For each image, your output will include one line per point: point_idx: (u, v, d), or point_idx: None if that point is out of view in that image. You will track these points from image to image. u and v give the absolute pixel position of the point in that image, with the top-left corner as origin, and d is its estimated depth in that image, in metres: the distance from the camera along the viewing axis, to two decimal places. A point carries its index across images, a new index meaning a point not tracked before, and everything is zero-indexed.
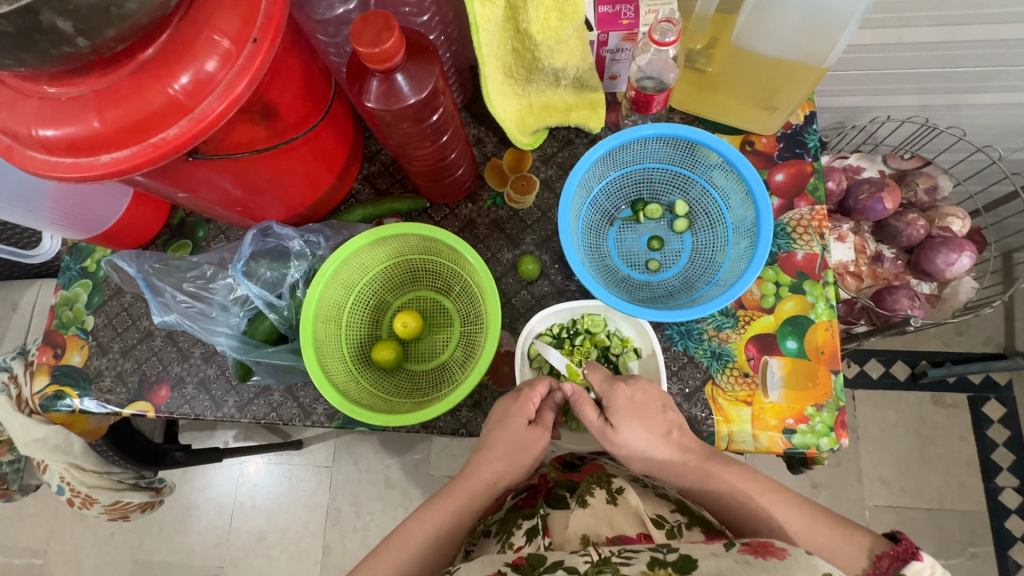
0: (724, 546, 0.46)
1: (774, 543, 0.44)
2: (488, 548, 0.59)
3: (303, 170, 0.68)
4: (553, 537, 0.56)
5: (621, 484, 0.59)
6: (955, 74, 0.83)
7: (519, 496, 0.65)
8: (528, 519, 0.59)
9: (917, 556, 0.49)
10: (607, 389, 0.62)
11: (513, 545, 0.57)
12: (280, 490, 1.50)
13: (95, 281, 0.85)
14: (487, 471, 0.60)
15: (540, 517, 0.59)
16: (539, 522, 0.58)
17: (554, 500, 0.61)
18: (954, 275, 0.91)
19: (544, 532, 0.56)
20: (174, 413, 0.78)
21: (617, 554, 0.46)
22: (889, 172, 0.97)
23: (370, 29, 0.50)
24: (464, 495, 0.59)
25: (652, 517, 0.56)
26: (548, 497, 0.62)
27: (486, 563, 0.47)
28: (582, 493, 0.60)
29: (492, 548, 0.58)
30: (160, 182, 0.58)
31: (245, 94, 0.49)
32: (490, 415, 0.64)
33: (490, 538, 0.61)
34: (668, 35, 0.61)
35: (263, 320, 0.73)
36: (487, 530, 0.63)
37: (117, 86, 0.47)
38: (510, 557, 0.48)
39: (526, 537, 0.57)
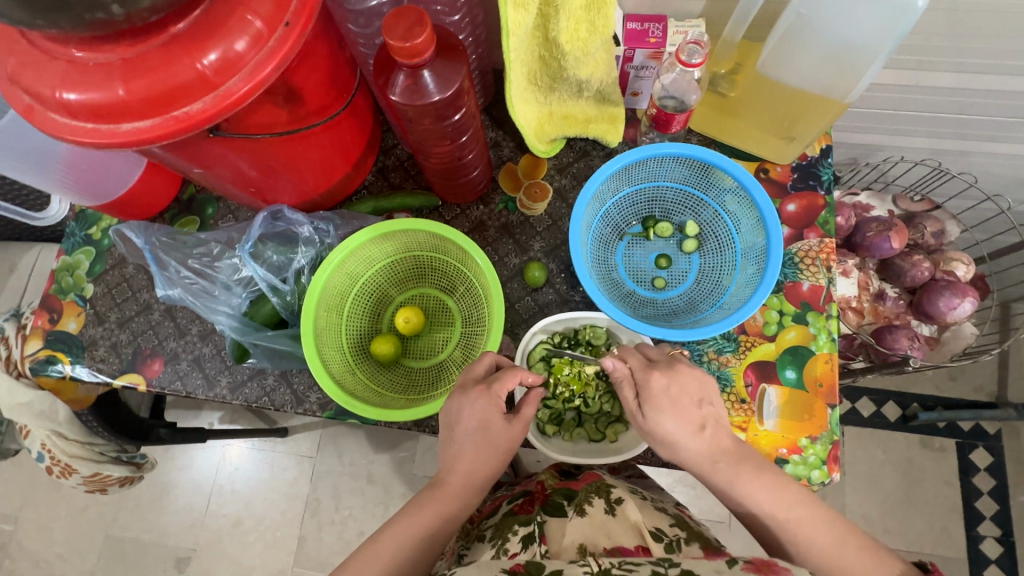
0: (726, 562, 0.45)
1: (778, 563, 0.44)
2: (481, 553, 0.58)
3: (319, 157, 0.68)
4: (550, 545, 0.55)
5: (620, 495, 0.60)
6: (971, 121, 0.84)
7: (516, 501, 0.65)
8: (523, 525, 0.59)
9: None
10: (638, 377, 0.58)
11: (508, 551, 0.56)
12: (260, 477, 1.48)
13: (98, 249, 0.84)
14: (475, 470, 0.59)
15: (536, 524, 0.59)
16: (536, 529, 0.58)
17: (551, 508, 0.61)
18: (955, 319, 0.91)
19: (540, 539, 0.56)
20: (166, 389, 0.78)
21: (617, 566, 0.45)
22: (898, 212, 0.97)
23: (402, 24, 0.51)
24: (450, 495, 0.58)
25: (651, 530, 0.56)
26: (545, 504, 0.62)
27: (483, 567, 0.47)
28: (581, 502, 0.60)
29: (486, 553, 0.57)
30: (177, 156, 0.58)
31: (272, 77, 0.50)
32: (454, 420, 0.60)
33: (484, 543, 0.60)
34: (695, 57, 0.62)
35: (264, 303, 0.72)
36: (482, 535, 0.62)
37: (145, 56, 0.47)
38: (506, 564, 0.47)
39: (521, 544, 0.56)
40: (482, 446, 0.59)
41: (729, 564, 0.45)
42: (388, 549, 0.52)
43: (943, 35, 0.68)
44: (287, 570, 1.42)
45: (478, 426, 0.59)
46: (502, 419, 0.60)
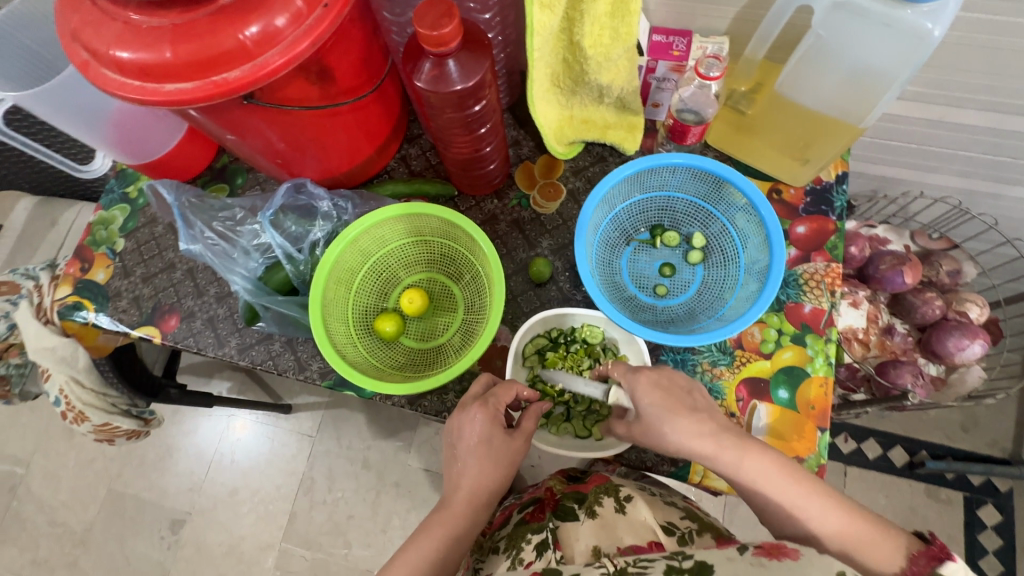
0: (738, 549, 0.48)
1: (787, 546, 0.47)
2: (499, 563, 0.68)
3: (344, 137, 0.71)
4: (565, 551, 0.65)
5: (628, 495, 0.71)
6: (999, 163, 0.83)
7: (526, 509, 0.75)
8: (537, 533, 0.68)
9: (951, 557, 0.47)
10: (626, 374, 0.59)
11: (524, 559, 0.65)
12: (260, 450, 1.52)
13: (134, 207, 0.89)
14: (480, 486, 0.59)
15: (549, 531, 0.68)
16: (550, 536, 0.68)
17: (562, 513, 0.71)
18: (963, 361, 0.89)
19: (555, 545, 0.66)
20: (179, 344, 0.81)
21: (634, 564, 0.51)
22: (914, 248, 0.95)
23: (432, 13, 0.54)
24: (450, 505, 0.59)
25: (663, 525, 0.68)
26: (556, 510, 0.72)
27: None
28: (590, 505, 0.71)
29: (504, 564, 0.67)
30: (213, 121, 0.62)
31: (306, 53, 0.53)
32: (450, 430, 0.63)
33: (500, 554, 0.69)
34: (713, 70, 0.63)
35: (278, 271, 0.75)
36: (496, 546, 0.71)
37: (193, 24, 0.50)
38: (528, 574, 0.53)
39: (536, 552, 0.66)
40: (484, 452, 0.61)
41: (740, 551, 0.48)
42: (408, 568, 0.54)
43: (970, 70, 0.69)
44: (275, 544, 1.45)
45: (481, 439, 0.61)
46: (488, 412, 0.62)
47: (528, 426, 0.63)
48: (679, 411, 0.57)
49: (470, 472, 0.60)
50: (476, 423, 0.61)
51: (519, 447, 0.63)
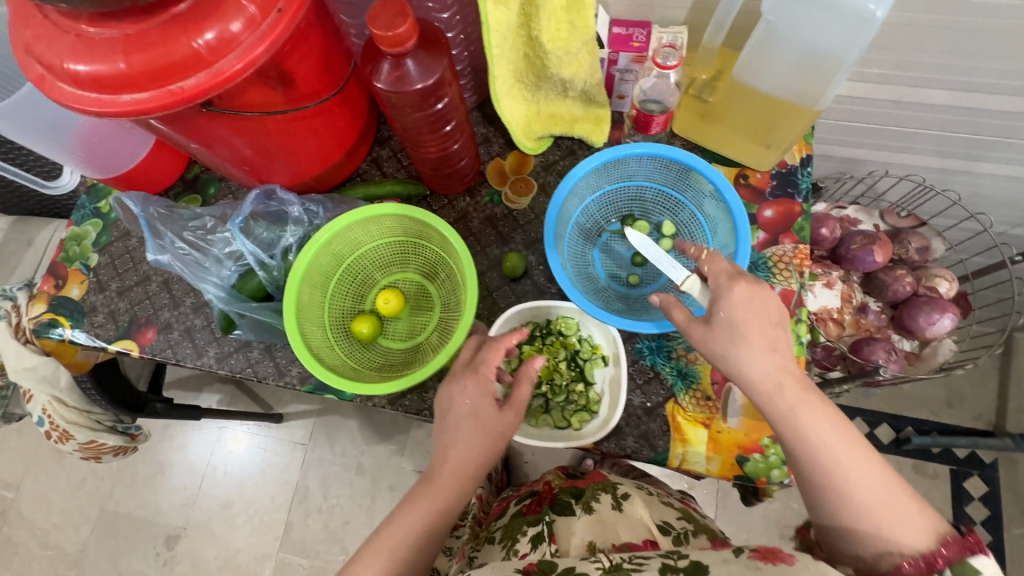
0: (734, 551, 0.49)
1: (783, 550, 0.48)
2: (493, 553, 0.70)
3: (311, 140, 0.71)
4: (559, 544, 0.65)
5: (626, 492, 0.71)
6: (959, 140, 0.85)
7: (523, 504, 0.78)
8: (533, 526, 0.70)
9: (984, 552, 0.47)
10: (722, 285, 0.56)
11: (518, 551, 0.67)
12: (251, 460, 1.52)
13: (106, 222, 0.89)
14: (465, 459, 0.59)
15: (545, 524, 0.69)
16: (545, 529, 0.68)
17: (559, 507, 0.72)
18: (935, 335, 0.91)
19: (550, 539, 0.66)
20: (157, 356, 0.81)
21: (628, 561, 0.51)
22: (884, 227, 0.97)
23: (387, 13, 0.54)
24: (441, 478, 0.59)
25: (660, 523, 0.68)
26: (552, 505, 0.73)
27: (497, 567, 0.53)
28: (588, 500, 0.72)
29: (498, 554, 0.69)
30: (176, 130, 0.62)
31: (262, 58, 0.53)
32: (439, 402, 0.62)
33: (495, 545, 0.72)
34: (670, 59, 0.65)
35: (251, 278, 0.74)
36: (492, 538, 0.74)
37: (147, 33, 0.50)
38: (522, 564, 0.53)
39: (531, 544, 0.67)
40: (472, 423, 0.60)
41: (735, 554, 0.49)
42: (390, 545, 0.55)
43: (923, 50, 0.70)
44: (272, 554, 1.44)
45: (469, 411, 0.60)
46: (482, 392, 0.60)
47: (518, 395, 0.61)
48: (759, 338, 0.54)
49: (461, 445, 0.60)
50: (467, 393, 0.60)
51: (510, 421, 0.61)
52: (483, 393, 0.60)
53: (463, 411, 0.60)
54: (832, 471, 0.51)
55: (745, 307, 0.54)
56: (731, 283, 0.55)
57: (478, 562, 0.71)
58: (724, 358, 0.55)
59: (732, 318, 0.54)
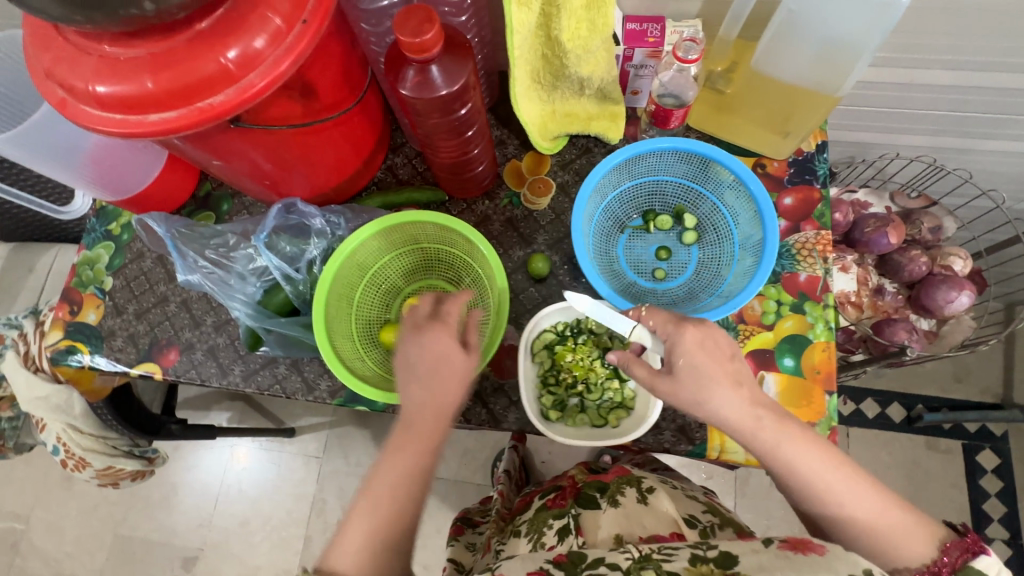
0: (763, 542, 0.48)
1: (813, 540, 0.48)
2: (518, 547, 0.71)
3: (331, 151, 0.71)
4: (586, 536, 0.66)
5: (650, 486, 0.72)
6: (967, 119, 0.86)
7: (548, 497, 0.78)
8: (558, 519, 0.71)
9: (985, 551, 0.51)
10: (671, 332, 0.58)
11: (546, 543, 0.69)
12: (266, 476, 1.50)
13: (118, 244, 0.87)
14: (440, 404, 0.58)
15: (570, 517, 0.70)
16: (571, 521, 0.69)
17: (584, 501, 0.72)
18: (953, 312, 0.92)
19: (577, 531, 0.67)
20: (181, 378, 0.80)
21: (658, 551, 0.50)
22: (895, 209, 0.98)
23: (413, 20, 0.54)
24: (419, 428, 0.57)
25: (686, 517, 0.67)
26: (578, 498, 0.73)
27: (527, 560, 0.53)
28: (613, 493, 0.72)
29: (524, 547, 0.70)
30: (198, 147, 0.61)
31: (288, 72, 0.52)
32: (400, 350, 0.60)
33: (521, 538, 0.73)
34: (691, 53, 0.64)
35: (277, 292, 0.74)
36: (518, 531, 0.75)
37: (172, 51, 0.49)
38: (551, 555, 0.53)
39: (559, 537, 0.68)
40: (440, 369, 0.58)
41: (765, 544, 0.48)
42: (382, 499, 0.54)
43: (934, 33, 0.71)
44: (293, 570, 1.43)
45: (434, 355, 0.59)
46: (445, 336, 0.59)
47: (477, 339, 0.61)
48: (723, 378, 0.55)
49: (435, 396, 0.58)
50: (437, 340, 0.59)
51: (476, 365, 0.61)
52: (444, 336, 0.59)
53: (426, 355, 0.59)
54: (825, 497, 0.54)
55: (699, 352, 0.56)
56: (680, 331, 0.57)
57: (504, 554, 0.72)
58: (700, 405, 0.56)
59: (691, 365, 0.55)
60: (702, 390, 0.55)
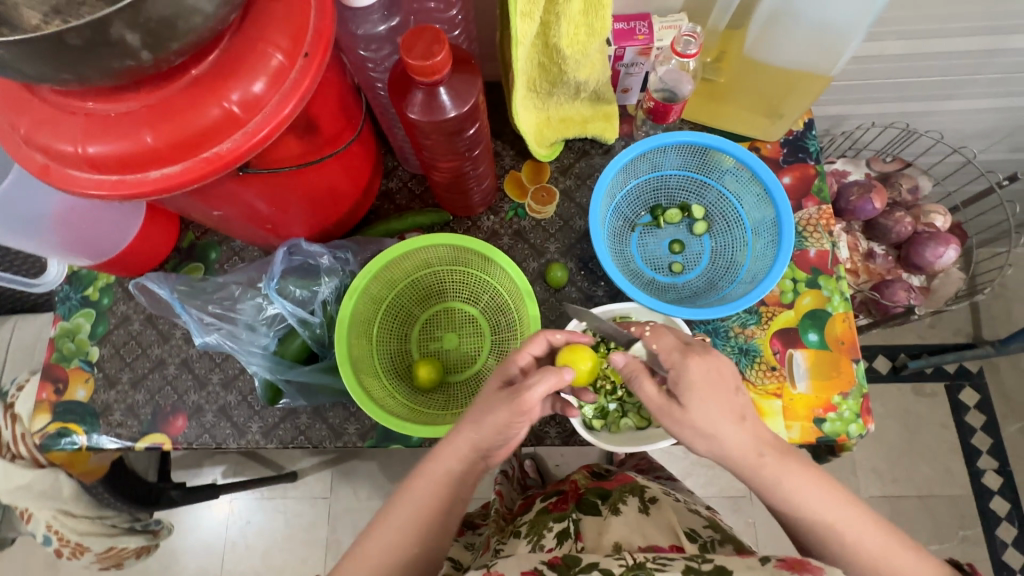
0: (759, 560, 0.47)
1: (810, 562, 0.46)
2: (518, 546, 0.63)
3: (332, 185, 0.67)
4: (586, 541, 0.62)
5: (652, 495, 0.69)
6: (932, 83, 0.90)
7: (549, 500, 0.73)
8: (559, 521, 0.66)
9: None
10: (677, 362, 0.55)
11: (545, 546, 0.62)
12: (275, 526, 1.36)
13: (99, 310, 0.81)
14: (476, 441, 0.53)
15: (571, 521, 0.66)
16: (570, 525, 0.65)
17: (585, 507, 0.69)
18: (942, 267, 0.96)
19: (576, 536, 0.63)
20: (193, 445, 0.75)
21: (651, 561, 0.49)
22: (874, 174, 1.02)
23: (421, 42, 0.52)
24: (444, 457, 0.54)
25: (686, 531, 0.64)
26: (579, 503, 0.70)
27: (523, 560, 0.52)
28: (615, 501, 0.69)
29: (523, 547, 0.62)
30: (194, 198, 0.56)
31: (293, 114, 0.49)
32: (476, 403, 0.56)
33: (520, 538, 0.65)
34: (690, 47, 0.65)
35: (293, 339, 0.70)
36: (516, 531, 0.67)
37: (169, 102, 0.46)
38: (545, 558, 0.52)
39: (557, 539, 0.63)
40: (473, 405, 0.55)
41: (761, 561, 0.47)
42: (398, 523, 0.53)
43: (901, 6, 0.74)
44: None
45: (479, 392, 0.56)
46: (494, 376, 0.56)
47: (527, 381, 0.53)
48: (728, 412, 0.53)
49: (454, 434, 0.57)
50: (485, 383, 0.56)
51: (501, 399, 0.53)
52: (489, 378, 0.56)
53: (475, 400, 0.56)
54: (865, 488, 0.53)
55: (707, 386, 0.53)
56: (685, 361, 0.54)
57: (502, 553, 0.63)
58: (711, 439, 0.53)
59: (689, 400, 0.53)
60: (706, 423, 0.53)
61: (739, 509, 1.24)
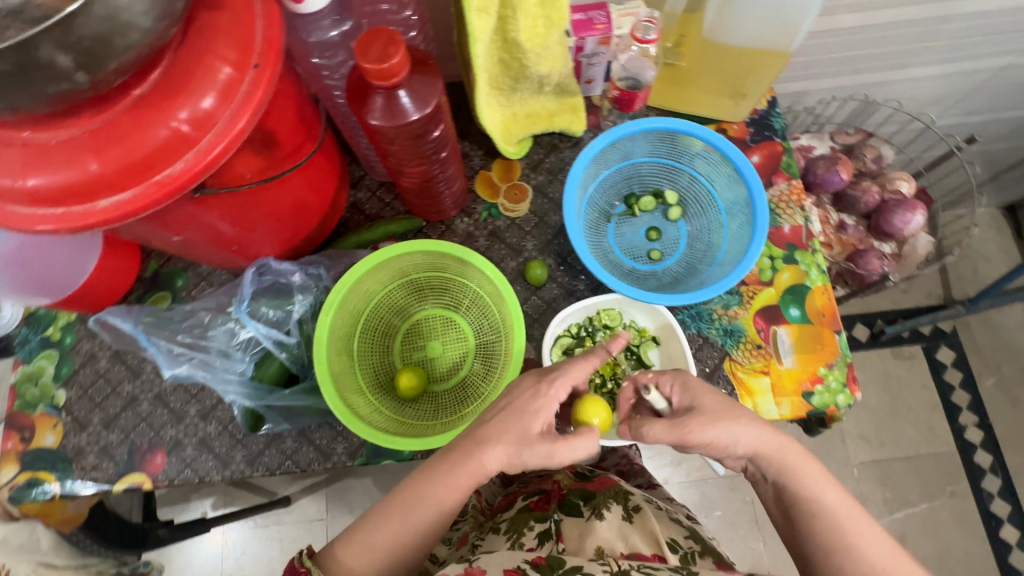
0: None
1: None
2: (497, 544, 0.63)
3: (298, 200, 0.65)
4: (568, 543, 0.61)
5: (637, 503, 0.65)
6: (885, 54, 0.91)
7: (531, 498, 0.70)
8: (540, 522, 0.65)
9: None
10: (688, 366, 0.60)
11: (524, 544, 0.62)
12: (271, 556, 1.31)
13: (62, 350, 0.77)
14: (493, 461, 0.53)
15: (552, 521, 0.64)
16: (552, 526, 0.63)
17: (568, 507, 0.67)
18: (911, 232, 0.98)
19: (557, 536, 0.62)
20: (175, 481, 0.71)
21: (637, 569, 0.49)
22: (838, 147, 1.04)
23: (376, 45, 0.50)
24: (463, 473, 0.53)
25: (668, 541, 0.61)
26: (561, 503, 0.67)
27: (507, 557, 0.52)
28: (597, 505, 0.66)
29: (504, 545, 0.62)
30: (151, 225, 0.54)
31: (247, 129, 0.47)
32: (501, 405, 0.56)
33: (499, 535, 0.65)
34: (650, 32, 0.66)
35: (270, 362, 0.68)
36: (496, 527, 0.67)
37: (114, 125, 0.43)
38: (529, 555, 0.52)
39: (537, 540, 0.62)
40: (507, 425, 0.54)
41: None
42: (404, 520, 0.53)
43: None
44: None
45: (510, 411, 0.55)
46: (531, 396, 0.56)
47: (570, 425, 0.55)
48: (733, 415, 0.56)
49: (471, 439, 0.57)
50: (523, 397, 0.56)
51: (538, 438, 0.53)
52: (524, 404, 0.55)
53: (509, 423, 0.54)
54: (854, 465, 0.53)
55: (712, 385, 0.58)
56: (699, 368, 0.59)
57: (480, 551, 0.63)
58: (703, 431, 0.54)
59: (691, 406, 0.57)
60: (708, 423, 0.54)
61: (735, 487, 1.24)
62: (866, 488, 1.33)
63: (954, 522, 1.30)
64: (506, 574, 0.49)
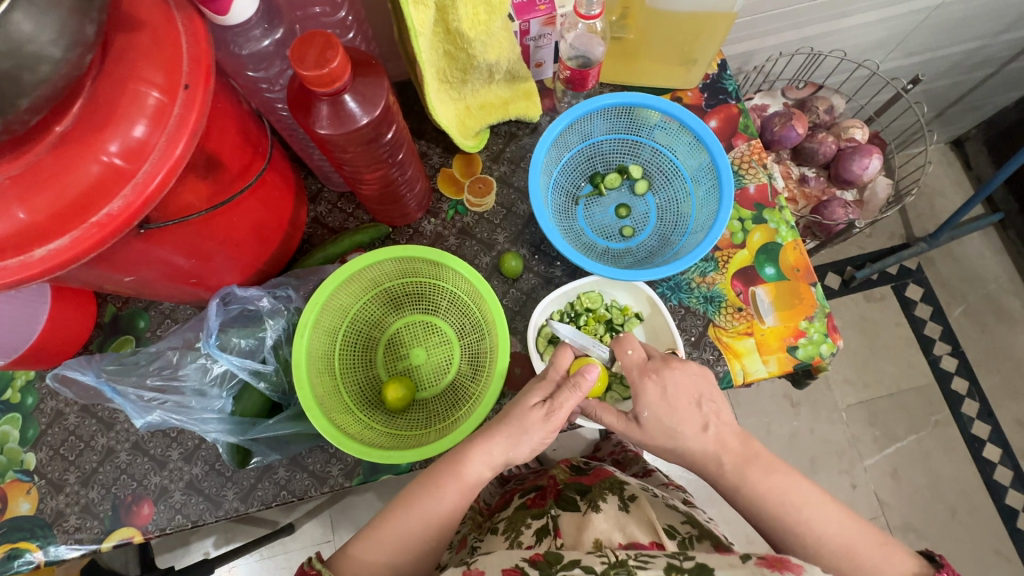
0: (740, 556, 0.46)
1: (791, 559, 0.45)
2: (496, 545, 0.63)
3: (254, 222, 0.62)
4: (566, 538, 0.60)
5: (632, 492, 0.65)
6: (824, 6, 0.92)
7: (527, 496, 0.71)
8: (537, 518, 0.65)
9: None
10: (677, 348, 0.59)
11: (523, 543, 0.62)
12: None
13: (24, 412, 0.73)
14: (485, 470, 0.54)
15: (550, 518, 0.64)
16: (550, 522, 0.63)
17: (564, 502, 0.67)
18: (870, 177, 0.99)
19: (555, 532, 0.62)
20: (167, 530, 0.68)
21: (634, 558, 0.48)
22: (791, 102, 1.05)
23: (312, 50, 0.47)
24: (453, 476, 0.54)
25: (664, 528, 0.61)
26: (558, 498, 0.68)
27: (504, 557, 0.51)
28: (594, 498, 0.66)
29: (501, 545, 0.62)
30: (97, 269, 0.50)
31: (187, 154, 0.44)
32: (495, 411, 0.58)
33: (498, 535, 0.65)
34: (593, 8, 0.63)
35: (250, 394, 0.65)
36: (495, 527, 0.67)
37: (37, 167, 0.40)
38: (526, 554, 0.50)
39: (536, 536, 0.62)
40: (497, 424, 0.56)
41: (742, 558, 0.46)
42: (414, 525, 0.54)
43: None
44: None
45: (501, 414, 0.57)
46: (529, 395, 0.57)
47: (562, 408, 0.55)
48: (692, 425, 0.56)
49: (479, 433, 0.56)
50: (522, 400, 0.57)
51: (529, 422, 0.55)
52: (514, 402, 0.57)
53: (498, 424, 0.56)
54: None
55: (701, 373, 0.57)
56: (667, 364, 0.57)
57: (479, 552, 0.62)
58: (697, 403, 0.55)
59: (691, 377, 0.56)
60: None
61: None
62: (857, 430, 1.36)
63: (941, 450, 1.35)
64: (505, 573, 0.48)
